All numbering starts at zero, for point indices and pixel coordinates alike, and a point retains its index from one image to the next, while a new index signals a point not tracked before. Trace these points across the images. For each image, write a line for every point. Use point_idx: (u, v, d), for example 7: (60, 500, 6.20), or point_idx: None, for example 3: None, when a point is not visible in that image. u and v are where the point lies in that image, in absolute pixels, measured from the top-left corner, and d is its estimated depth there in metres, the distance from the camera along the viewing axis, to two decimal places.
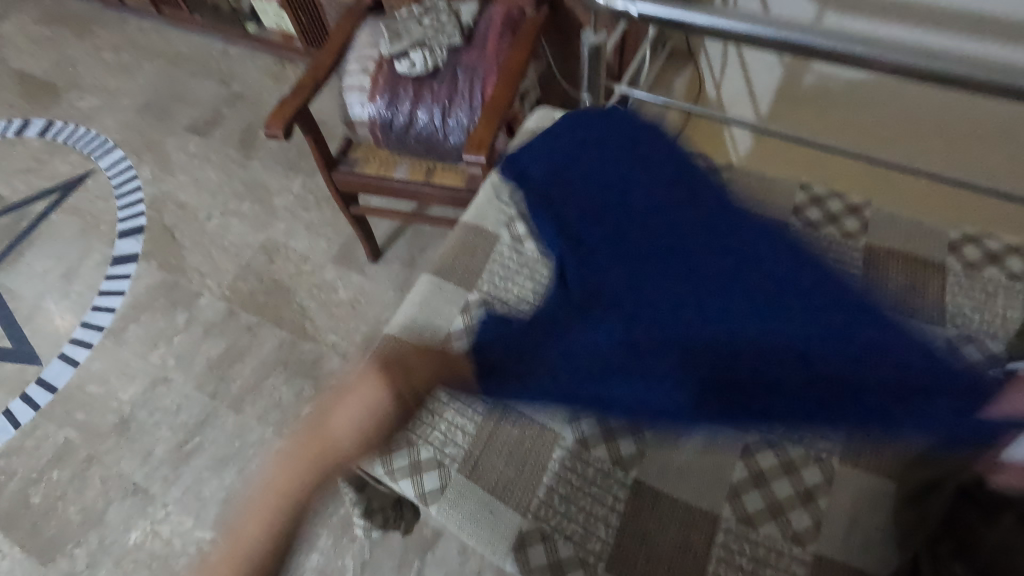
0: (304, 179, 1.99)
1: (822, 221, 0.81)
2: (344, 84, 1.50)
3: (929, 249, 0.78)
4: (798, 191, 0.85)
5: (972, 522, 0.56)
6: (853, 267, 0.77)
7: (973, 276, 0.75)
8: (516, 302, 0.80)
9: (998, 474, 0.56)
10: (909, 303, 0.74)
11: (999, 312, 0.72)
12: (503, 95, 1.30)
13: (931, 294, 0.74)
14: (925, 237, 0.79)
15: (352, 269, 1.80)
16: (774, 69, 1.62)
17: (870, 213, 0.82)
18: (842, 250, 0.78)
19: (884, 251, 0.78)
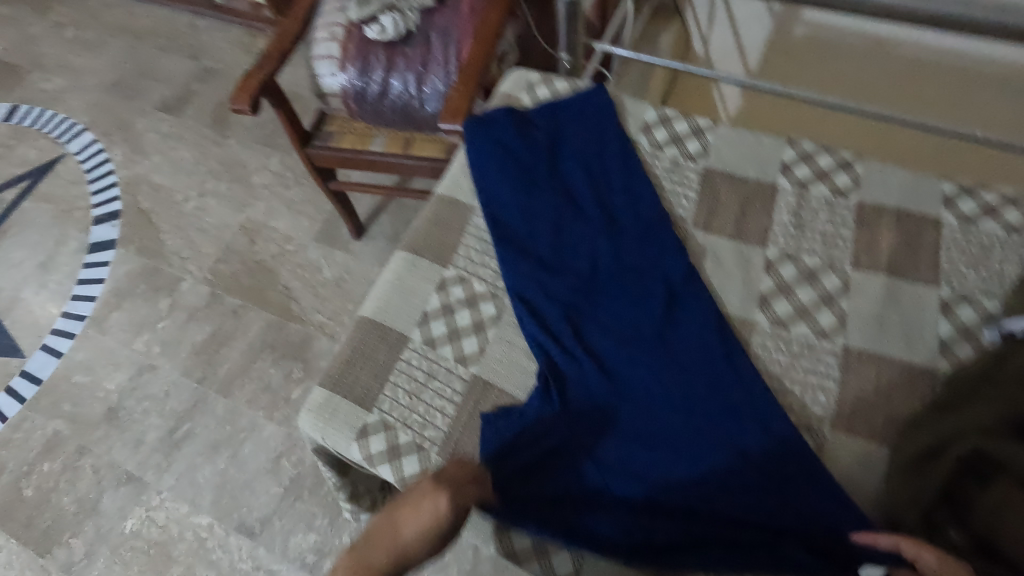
0: (282, 155, 1.92)
1: (812, 179, 0.78)
2: (313, 53, 1.42)
3: (924, 204, 0.74)
4: (787, 148, 0.81)
5: (969, 488, 0.55)
6: (843, 226, 0.74)
7: (969, 230, 0.72)
8: (494, 277, 0.77)
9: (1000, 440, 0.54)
10: (902, 261, 0.71)
11: (995, 268, 0.69)
12: (479, 59, 1.24)
13: (925, 252, 0.71)
14: (919, 191, 0.75)
15: (335, 247, 1.75)
16: (764, 21, 1.55)
17: (862, 167, 0.78)
18: (831, 213, 0.75)
19: (876, 207, 0.75)
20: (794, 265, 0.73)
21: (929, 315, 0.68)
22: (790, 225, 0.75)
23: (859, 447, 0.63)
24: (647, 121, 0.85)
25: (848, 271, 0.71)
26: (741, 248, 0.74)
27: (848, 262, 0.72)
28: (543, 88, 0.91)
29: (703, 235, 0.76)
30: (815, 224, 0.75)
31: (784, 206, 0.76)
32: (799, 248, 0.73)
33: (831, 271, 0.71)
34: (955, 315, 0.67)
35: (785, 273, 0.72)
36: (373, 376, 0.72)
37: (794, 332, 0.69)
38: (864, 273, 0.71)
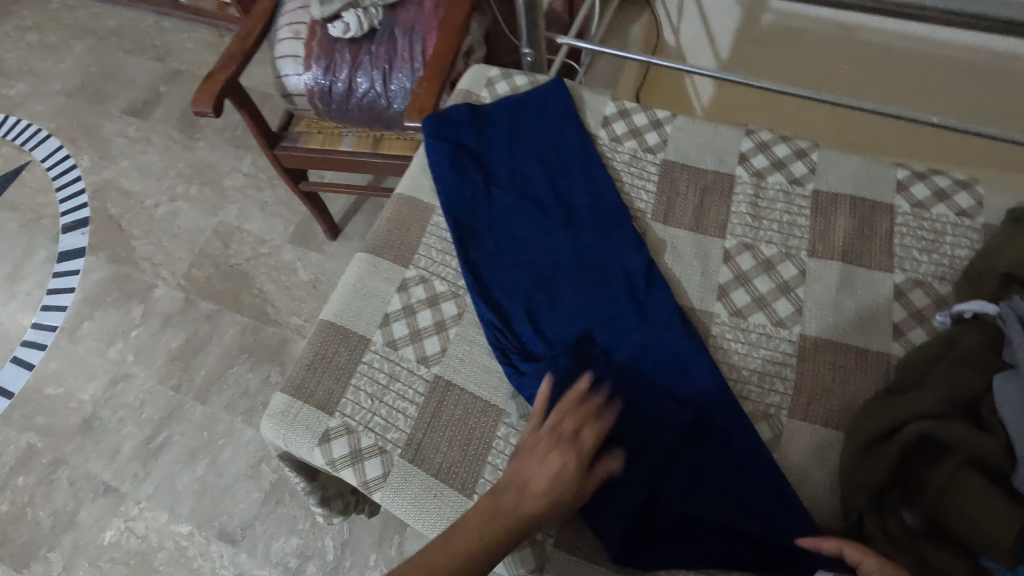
0: (254, 157, 1.90)
1: (769, 167, 0.78)
2: (277, 52, 1.40)
3: (878, 191, 0.75)
4: (744, 138, 0.81)
5: (920, 470, 0.56)
6: (800, 215, 0.74)
7: (922, 215, 0.73)
8: (455, 277, 0.76)
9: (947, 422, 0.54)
10: (857, 248, 0.72)
11: (948, 252, 0.70)
12: (443, 55, 1.23)
13: (879, 238, 0.72)
14: (874, 177, 0.76)
15: (310, 248, 1.74)
16: (732, 11, 1.56)
17: (818, 155, 0.78)
18: (787, 203, 0.75)
19: (831, 194, 0.75)
20: (752, 255, 0.73)
21: (884, 301, 0.69)
22: (749, 216, 0.75)
23: (815, 432, 0.63)
24: (607, 115, 0.85)
25: (804, 259, 0.72)
26: (700, 240, 0.75)
27: (805, 250, 0.72)
28: (503, 83, 0.91)
29: (663, 228, 0.76)
30: (772, 213, 0.75)
31: (741, 196, 0.77)
32: (757, 237, 0.74)
33: (788, 260, 0.72)
34: (909, 300, 0.68)
35: (743, 263, 0.73)
36: (335, 380, 0.72)
37: (752, 322, 0.69)
38: (820, 260, 0.71)
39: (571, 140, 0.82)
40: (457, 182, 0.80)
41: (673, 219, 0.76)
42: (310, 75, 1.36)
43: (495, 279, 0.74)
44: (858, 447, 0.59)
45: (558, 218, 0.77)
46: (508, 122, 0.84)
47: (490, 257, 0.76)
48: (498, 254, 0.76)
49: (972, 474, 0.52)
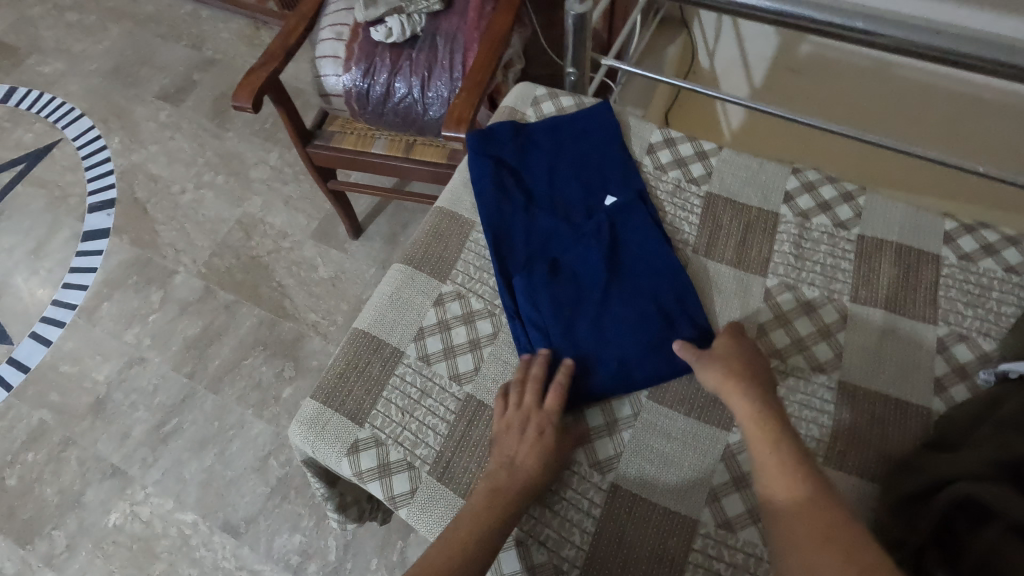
0: (282, 150, 1.91)
1: (813, 209, 0.77)
2: (317, 52, 1.41)
3: (925, 240, 0.74)
4: (790, 176, 0.80)
5: (962, 533, 0.52)
6: (844, 258, 0.74)
7: (968, 268, 0.72)
8: (491, 295, 0.76)
9: (994, 484, 0.52)
10: (900, 297, 0.71)
11: (994, 308, 0.69)
12: (483, 67, 1.22)
13: (923, 288, 0.71)
14: (920, 226, 0.75)
15: (331, 245, 1.74)
16: (770, 39, 1.56)
17: (864, 199, 0.78)
18: (831, 246, 0.75)
19: (876, 240, 0.75)
20: (793, 295, 0.72)
21: (926, 353, 0.68)
22: (792, 256, 0.75)
23: (850, 484, 0.63)
24: (652, 142, 0.85)
25: (846, 303, 0.71)
26: (741, 276, 0.74)
27: (847, 295, 0.72)
28: (548, 103, 0.91)
29: (704, 262, 0.76)
30: (815, 255, 0.74)
31: (786, 235, 0.76)
32: (799, 278, 0.73)
33: (829, 304, 0.71)
34: (952, 354, 0.68)
35: (784, 303, 0.72)
36: (366, 390, 0.72)
37: (791, 364, 0.69)
38: (862, 306, 0.71)
39: (615, 168, 0.82)
40: (497, 202, 0.79)
41: (713, 251, 0.76)
42: (348, 78, 1.37)
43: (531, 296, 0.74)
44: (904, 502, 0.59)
45: (598, 241, 0.76)
46: (554, 143, 0.84)
47: (523, 277, 0.75)
48: None
49: (1011, 539, 0.49)
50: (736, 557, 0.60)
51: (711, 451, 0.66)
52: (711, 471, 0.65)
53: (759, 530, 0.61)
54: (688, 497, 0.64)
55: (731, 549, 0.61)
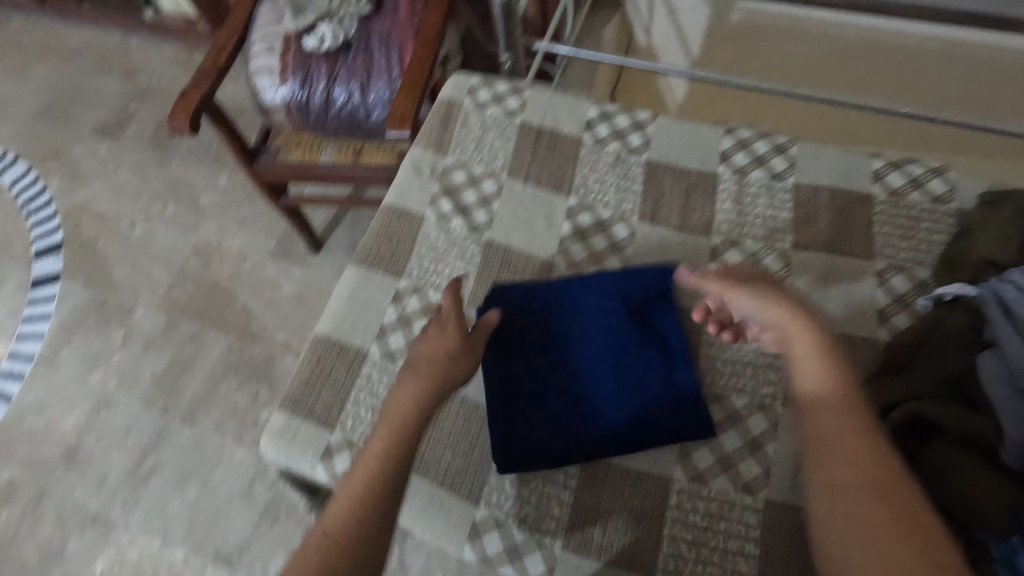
0: (230, 172, 1.87)
1: (750, 164, 0.80)
2: (250, 68, 1.38)
3: (856, 181, 0.77)
4: (724, 136, 0.83)
5: (914, 453, 0.57)
6: (783, 209, 0.76)
7: (898, 203, 0.75)
8: (448, 285, 0.77)
9: (938, 403, 0.56)
10: (839, 239, 0.74)
11: (926, 237, 0.73)
12: (419, 64, 1.22)
13: (859, 227, 0.74)
14: (850, 169, 0.78)
15: (292, 262, 1.72)
16: (700, 10, 1.59)
17: (795, 150, 0.80)
18: (772, 200, 0.77)
19: (811, 187, 0.77)
20: (739, 250, 0.75)
21: (867, 289, 0.71)
22: (733, 212, 0.77)
23: None
24: (589, 118, 0.86)
25: (789, 252, 0.74)
26: (688, 238, 0.76)
27: (789, 243, 0.74)
28: (484, 91, 0.91)
29: (651, 228, 0.78)
30: (755, 208, 0.77)
31: (725, 193, 0.78)
32: (742, 233, 0.76)
33: (773, 254, 0.74)
34: (891, 286, 0.71)
35: (731, 259, 0.74)
36: (334, 394, 0.71)
37: None
38: (804, 252, 0.74)
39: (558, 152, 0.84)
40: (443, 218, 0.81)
41: (659, 218, 0.78)
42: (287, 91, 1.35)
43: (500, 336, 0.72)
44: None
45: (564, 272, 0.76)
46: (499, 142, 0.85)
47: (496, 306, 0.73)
48: (490, 263, 0.78)
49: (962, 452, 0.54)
50: (710, 506, 0.62)
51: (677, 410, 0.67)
52: None
53: (731, 478, 0.64)
54: (659, 457, 0.65)
55: (703, 500, 0.63)
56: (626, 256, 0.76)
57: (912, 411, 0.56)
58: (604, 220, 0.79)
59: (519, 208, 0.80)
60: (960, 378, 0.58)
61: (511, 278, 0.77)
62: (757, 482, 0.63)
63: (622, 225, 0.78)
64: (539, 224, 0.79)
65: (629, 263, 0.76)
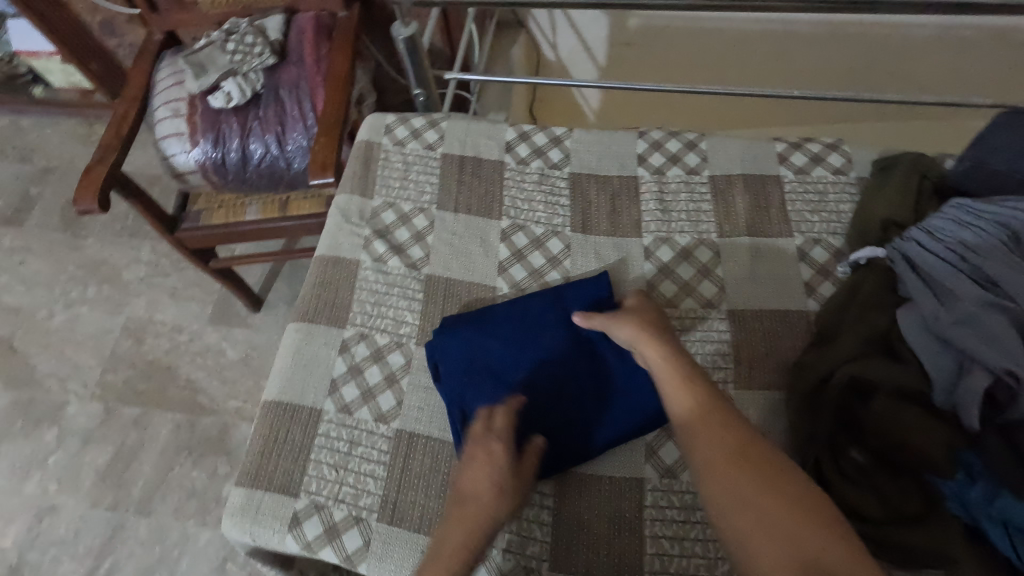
0: (153, 242, 1.78)
1: (666, 163, 0.84)
2: (157, 133, 1.33)
3: (764, 166, 0.82)
4: (638, 140, 0.86)
5: (858, 411, 0.61)
6: (703, 201, 0.80)
7: (805, 180, 0.80)
8: (395, 326, 0.76)
9: (871, 360, 0.60)
10: (758, 221, 0.78)
11: (834, 207, 0.78)
12: (334, 108, 1.21)
13: (773, 207, 0.79)
14: (757, 155, 0.83)
15: (233, 324, 1.65)
16: (600, 22, 1.66)
17: (706, 144, 0.85)
18: (692, 194, 0.81)
19: (725, 177, 0.82)
20: (669, 246, 0.78)
21: (791, 264, 0.75)
22: (659, 211, 0.80)
23: (761, 397, 0.68)
24: (509, 140, 0.88)
25: (716, 241, 0.77)
26: (621, 242, 0.79)
27: (714, 232, 0.78)
28: (402, 128, 0.91)
29: (584, 238, 0.80)
30: (677, 204, 0.80)
31: (648, 194, 0.81)
32: (670, 230, 0.79)
33: (701, 245, 0.77)
34: (812, 258, 0.75)
35: (663, 256, 0.77)
36: (293, 458, 0.69)
37: (684, 308, 0.73)
38: (729, 238, 0.77)
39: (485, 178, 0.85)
40: (381, 261, 0.80)
41: (590, 227, 0.80)
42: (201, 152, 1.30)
43: (451, 372, 0.70)
44: (799, 401, 0.64)
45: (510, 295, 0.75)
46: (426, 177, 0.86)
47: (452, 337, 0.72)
48: (433, 297, 0.77)
49: (899, 403, 0.58)
50: (684, 500, 0.63)
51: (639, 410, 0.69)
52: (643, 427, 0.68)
53: None
54: (629, 459, 0.66)
55: (677, 494, 0.64)
56: (565, 268, 0.78)
57: (849, 374, 0.60)
58: (538, 238, 0.80)
59: (453, 238, 0.81)
60: (886, 334, 0.62)
61: (457, 308, 0.77)
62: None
63: (556, 240, 0.80)
64: (477, 251, 0.80)
65: (569, 275, 0.78)
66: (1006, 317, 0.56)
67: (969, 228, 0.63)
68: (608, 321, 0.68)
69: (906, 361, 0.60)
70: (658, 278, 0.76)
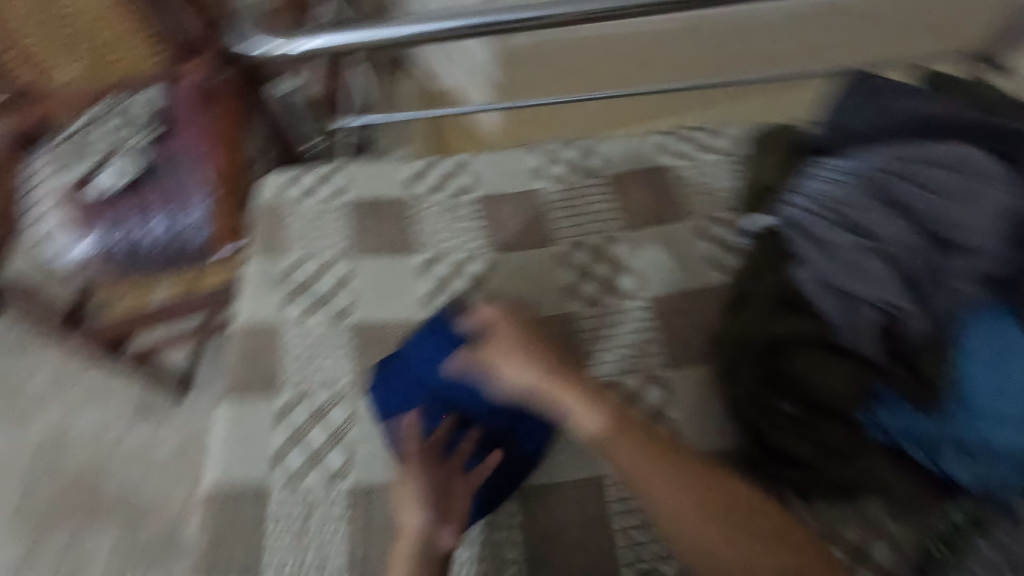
0: (46, 340, 1.62)
1: (566, 171, 0.86)
2: (37, 234, 1.24)
3: (656, 157, 0.87)
4: (536, 152, 0.88)
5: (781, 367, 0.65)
6: (608, 201, 0.84)
7: (694, 164, 0.86)
8: (328, 382, 0.74)
9: (784, 320, 0.65)
10: (660, 211, 0.83)
11: (724, 186, 0.84)
12: (231, 171, 1.07)
13: (671, 195, 0.84)
14: (647, 149, 0.88)
15: (159, 412, 1.54)
16: None
17: (599, 146, 0.88)
18: (595, 195, 0.84)
19: (623, 174, 0.86)
20: (584, 248, 0.80)
21: (696, 244, 0.80)
22: (569, 218, 0.83)
23: (693, 373, 0.72)
24: (410, 172, 0.87)
25: (626, 236, 0.81)
26: (538, 253, 0.81)
27: (623, 228, 0.82)
28: (299, 178, 0.88)
29: (502, 255, 0.81)
30: (584, 208, 0.83)
31: (556, 202, 0.84)
32: (582, 233, 0.82)
33: (613, 242, 0.81)
34: (714, 235, 0.80)
35: (580, 259, 0.80)
36: (249, 540, 0.66)
37: (608, 305, 0.77)
38: (637, 232, 0.81)
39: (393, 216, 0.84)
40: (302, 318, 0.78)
41: (506, 244, 0.81)
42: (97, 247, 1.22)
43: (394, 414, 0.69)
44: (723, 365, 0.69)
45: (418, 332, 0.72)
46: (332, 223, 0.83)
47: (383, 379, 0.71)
48: (362, 344, 0.76)
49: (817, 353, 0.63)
50: None
51: None
52: None
53: None
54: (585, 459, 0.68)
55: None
56: (490, 288, 0.79)
57: (760, 334, 0.66)
58: (455, 269, 0.80)
59: (373, 280, 0.80)
60: (786, 290, 0.67)
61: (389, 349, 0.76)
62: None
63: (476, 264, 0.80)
64: (399, 290, 0.79)
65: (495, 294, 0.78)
66: (872, 255, 0.64)
67: (837, 183, 0.69)
68: (496, 352, 0.66)
69: (803, 310, 0.66)
70: (581, 281, 0.79)
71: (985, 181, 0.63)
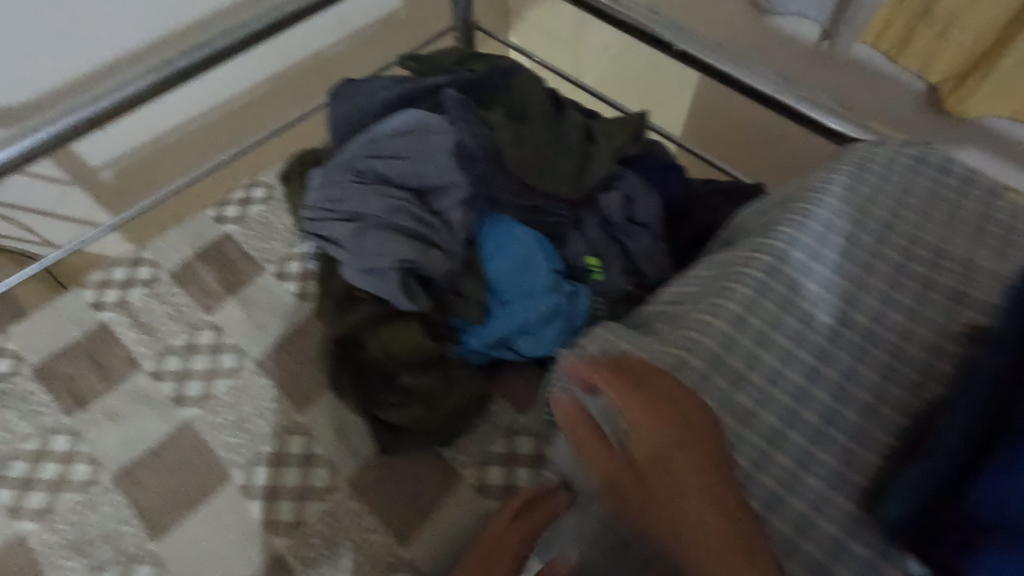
0: None
1: (123, 292, 0.84)
2: None
3: (205, 235, 0.89)
4: (81, 291, 0.84)
5: (379, 353, 0.71)
6: (180, 300, 0.83)
7: (246, 223, 0.90)
8: None
9: (367, 310, 0.72)
10: (232, 280, 0.85)
11: (279, 230, 0.90)
12: None
13: (236, 264, 0.87)
14: (195, 233, 0.89)
15: None
16: None
17: (151, 253, 0.87)
18: (168, 297, 0.83)
19: (184, 267, 0.86)
20: (173, 355, 0.79)
21: (278, 291, 0.85)
22: (145, 335, 0.81)
23: (320, 402, 0.76)
24: None
25: (211, 320, 0.82)
26: (127, 387, 0.77)
27: (202, 314, 0.82)
28: None
29: (82, 415, 0.75)
30: (159, 315, 0.82)
31: (125, 328, 0.81)
32: (163, 339, 0.80)
33: (204, 328, 0.81)
34: (289, 271, 0.87)
35: (175, 364, 0.79)
36: None
37: (213, 385, 0.77)
38: (223, 311, 0.83)
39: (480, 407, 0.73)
40: None
41: (79, 400, 0.76)
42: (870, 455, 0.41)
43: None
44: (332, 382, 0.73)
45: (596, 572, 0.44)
46: None
47: None
48: None
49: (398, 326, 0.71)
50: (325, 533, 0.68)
51: (233, 501, 0.70)
52: (249, 512, 0.69)
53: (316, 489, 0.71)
54: (253, 548, 0.67)
55: (319, 510, 0.69)
56: (82, 453, 0.72)
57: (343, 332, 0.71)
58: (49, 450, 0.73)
59: None
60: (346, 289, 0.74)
61: None
62: (334, 477, 0.71)
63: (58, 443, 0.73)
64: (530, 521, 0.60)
65: (93, 454, 0.72)
66: (388, 227, 0.72)
67: (335, 184, 0.76)
68: None
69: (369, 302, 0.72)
70: (190, 386, 0.77)
71: (431, 130, 0.75)
